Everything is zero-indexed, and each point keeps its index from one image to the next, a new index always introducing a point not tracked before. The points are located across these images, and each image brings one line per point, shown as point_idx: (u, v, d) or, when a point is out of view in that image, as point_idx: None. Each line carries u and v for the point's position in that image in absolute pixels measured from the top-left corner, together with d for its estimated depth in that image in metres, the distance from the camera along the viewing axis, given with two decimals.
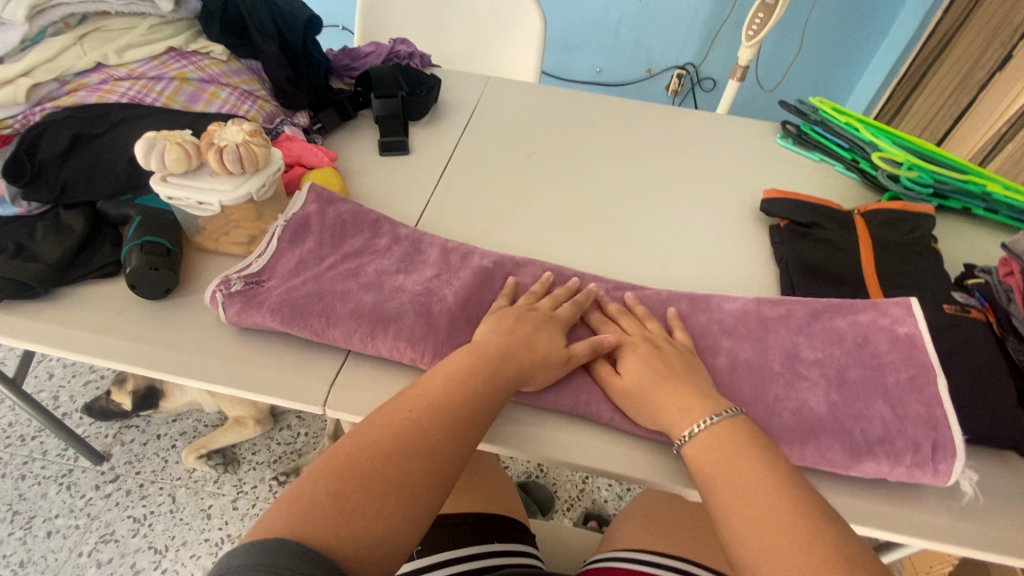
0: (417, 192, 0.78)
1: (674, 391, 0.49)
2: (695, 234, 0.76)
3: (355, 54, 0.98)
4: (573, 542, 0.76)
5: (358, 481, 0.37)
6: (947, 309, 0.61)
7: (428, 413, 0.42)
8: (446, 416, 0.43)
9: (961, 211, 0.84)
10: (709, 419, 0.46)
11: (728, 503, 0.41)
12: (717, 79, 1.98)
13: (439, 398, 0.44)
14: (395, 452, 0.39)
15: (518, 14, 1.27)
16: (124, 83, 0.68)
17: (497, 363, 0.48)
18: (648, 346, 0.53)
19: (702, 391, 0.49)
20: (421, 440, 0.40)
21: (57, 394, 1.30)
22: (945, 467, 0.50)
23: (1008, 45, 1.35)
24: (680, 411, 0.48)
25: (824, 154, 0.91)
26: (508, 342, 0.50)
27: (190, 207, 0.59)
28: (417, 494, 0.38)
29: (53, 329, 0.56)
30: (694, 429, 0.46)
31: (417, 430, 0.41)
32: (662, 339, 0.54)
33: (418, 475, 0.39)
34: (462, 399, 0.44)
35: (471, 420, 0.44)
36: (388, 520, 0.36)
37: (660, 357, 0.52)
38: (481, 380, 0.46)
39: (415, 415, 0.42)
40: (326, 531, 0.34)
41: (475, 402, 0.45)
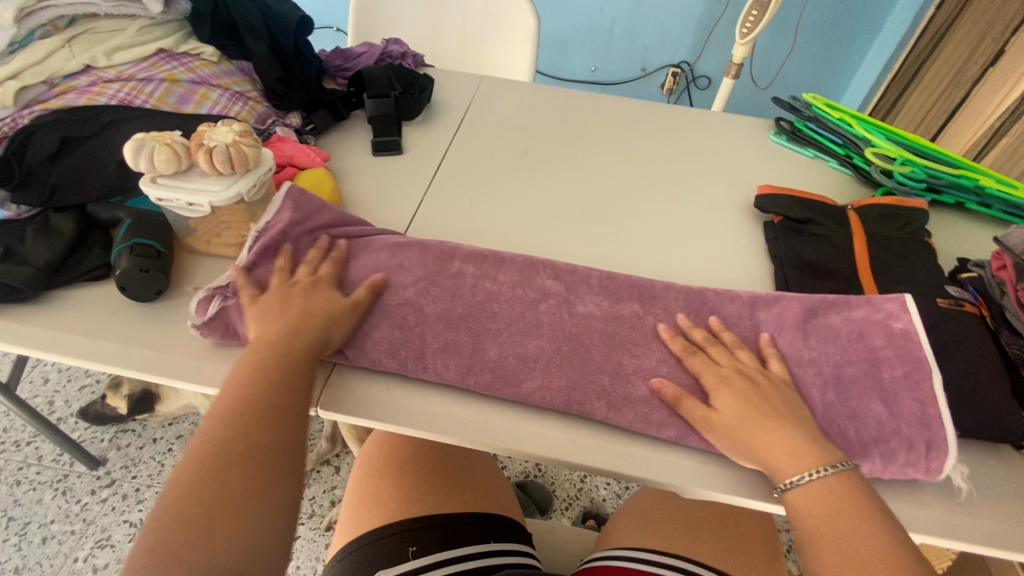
0: (411, 192, 0.78)
1: (783, 435, 0.48)
2: (689, 230, 0.76)
3: (348, 54, 0.97)
4: (570, 541, 0.75)
5: (200, 501, 0.38)
6: (941, 303, 0.61)
7: (232, 418, 0.43)
8: (251, 410, 0.44)
9: (955, 205, 0.84)
10: (820, 469, 0.46)
11: (835, 564, 0.42)
12: (712, 77, 1.98)
13: (232, 403, 0.44)
14: (210, 468, 0.39)
15: (512, 13, 1.27)
16: (113, 85, 0.67)
17: (285, 350, 0.49)
18: (744, 381, 0.52)
19: (811, 437, 0.48)
20: (236, 444, 0.41)
21: (52, 399, 1.29)
22: (937, 464, 0.50)
23: (1001, 40, 1.35)
24: (788, 455, 0.47)
25: (818, 150, 0.91)
26: (292, 327, 0.51)
27: (180, 209, 0.59)
28: (259, 494, 0.40)
29: (42, 332, 0.56)
30: (805, 477, 0.46)
31: (230, 435, 0.42)
32: (758, 372, 0.53)
33: (246, 474, 0.40)
34: (262, 392, 0.45)
35: (281, 404, 0.45)
36: (236, 532, 0.38)
37: (762, 394, 0.51)
38: (272, 369, 0.47)
39: (219, 424, 0.42)
40: (194, 554, 0.36)
41: (271, 388, 0.46)
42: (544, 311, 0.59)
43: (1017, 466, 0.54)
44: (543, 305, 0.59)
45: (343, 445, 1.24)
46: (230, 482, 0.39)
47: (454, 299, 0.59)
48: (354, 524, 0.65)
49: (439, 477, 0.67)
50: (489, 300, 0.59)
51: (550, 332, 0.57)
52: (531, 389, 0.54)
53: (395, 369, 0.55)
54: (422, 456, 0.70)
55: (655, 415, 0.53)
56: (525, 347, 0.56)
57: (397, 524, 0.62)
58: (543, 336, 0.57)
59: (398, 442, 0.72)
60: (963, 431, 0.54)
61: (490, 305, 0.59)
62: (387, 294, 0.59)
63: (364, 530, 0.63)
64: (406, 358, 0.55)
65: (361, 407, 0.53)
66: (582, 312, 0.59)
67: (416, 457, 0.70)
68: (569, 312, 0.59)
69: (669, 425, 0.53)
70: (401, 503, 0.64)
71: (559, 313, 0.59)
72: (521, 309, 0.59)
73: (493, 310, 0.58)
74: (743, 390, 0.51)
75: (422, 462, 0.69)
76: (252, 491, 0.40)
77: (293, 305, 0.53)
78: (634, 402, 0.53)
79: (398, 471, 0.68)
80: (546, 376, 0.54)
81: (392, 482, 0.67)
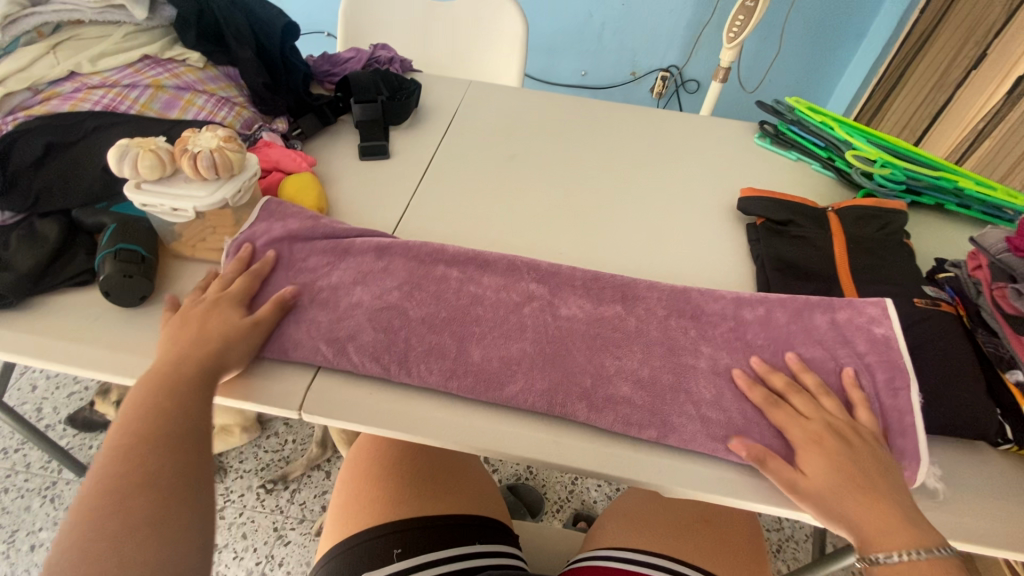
0: (397, 197, 0.78)
1: (870, 509, 0.46)
2: (674, 231, 0.77)
3: (335, 60, 0.98)
4: (557, 543, 0.76)
5: (103, 529, 0.37)
6: (918, 303, 0.62)
7: (122, 452, 0.42)
8: (145, 439, 0.43)
9: (935, 206, 0.85)
10: (914, 550, 0.44)
11: None
12: (701, 81, 2.00)
13: (120, 438, 0.43)
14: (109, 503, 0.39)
15: (500, 18, 1.28)
16: (98, 91, 0.68)
17: (178, 377, 0.48)
18: (834, 441, 0.50)
19: (905, 515, 0.46)
20: (133, 475, 0.41)
21: (40, 406, 1.28)
22: (909, 473, 0.51)
23: (984, 43, 1.38)
24: (875, 530, 0.45)
25: (801, 153, 0.92)
26: (188, 353, 0.50)
27: (165, 214, 0.59)
28: (164, 520, 0.39)
29: (25, 339, 0.56)
30: (892, 555, 0.44)
31: (125, 468, 0.41)
32: (850, 430, 0.51)
33: (147, 502, 0.39)
34: (156, 421, 0.44)
35: (177, 430, 0.45)
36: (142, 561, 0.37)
37: (854, 460, 0.49)
38: (161, 394, 0.46)
39: (112, 459, 0.41)
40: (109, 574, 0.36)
41: (164, 416, 0.45)
42: (527, 313, 0.59)
43: (994, 463, 0.55)
44: (526, 308, 0.60)
45: (334, 449, 1.24)
46: (130, 513, 0.38)
47: (438, 302, 0.59)
48: (340, 528, 0.65)
49: (425, 480, 0.68)
50: (473, 303, 0.60)
51: (533, 334, 0.58)
52: (514, 391, 0.54)
53: (378, 372, 0.56)
54: (408, 459, 0.70)
55: (636, 416, 0.53)
56: (509, 349, 0.57)
57: (382, 527, 0.62)
58: (526, 338, 0.57)
59: (385, 445, 0.72)
60: (939, 429, 0.55)
61: (474, 308, 0.59)
62: (372, 298, 0.59)
63: (349, 533, 0.63)
64: (389, 362, 0.56)
65: (336, 408, 0.54)
66: (565, 314, 0.60)
67: (402, 460, 0.70)
68: (553, 315, 0.60)
69: (650, 425, 0.53)
70: (387, 506, 0.65)
71: (543, 316, 0.59)
72: (505, 312, 0.59)
73: (477, 312, 0.59)
74: (835, 450, 0.49)
75: (408, 465, 0.69)
76: (157, 518, 0.39)
77: (191, 331, 0.53)
78: (615, 403, 0.54)
79: (384, 474, 0.68)
80: (529, 378, 0.55)
81: (378, 485, 0.67)
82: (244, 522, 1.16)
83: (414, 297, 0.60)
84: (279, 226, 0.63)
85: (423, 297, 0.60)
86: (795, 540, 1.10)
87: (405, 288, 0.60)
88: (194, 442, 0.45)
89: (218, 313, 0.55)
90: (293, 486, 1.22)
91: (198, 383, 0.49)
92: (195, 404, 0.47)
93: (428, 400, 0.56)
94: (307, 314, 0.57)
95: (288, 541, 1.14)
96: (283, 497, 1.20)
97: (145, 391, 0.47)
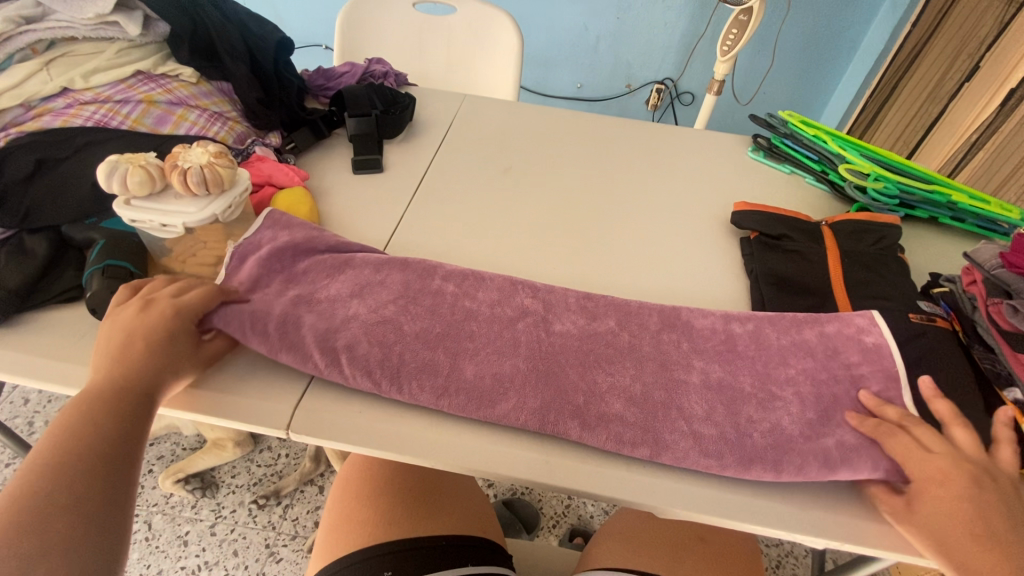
0: (391, 211, 0.78)
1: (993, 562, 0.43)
2: (669, 247, 0.77)
3: (329, 74, 0.98)
4: (552, 562, 0.74)
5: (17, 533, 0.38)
6: (913, 318, 0.62)
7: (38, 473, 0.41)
8: (64, 458, 0.42)
9: (929, 220, 0.85)
10: None
11: None
12: (696, 93, 2.02)
13: (40, 458, 0.42)
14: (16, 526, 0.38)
15: (495, 31, 1.29)
16: (89, 107, 0.67)
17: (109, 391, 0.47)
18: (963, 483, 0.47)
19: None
20: (49, 495, 0.40)
21: (31, 420, 1.27)
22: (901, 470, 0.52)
23: (976, 56, 1.39)
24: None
25: (795, 166, 0.92)
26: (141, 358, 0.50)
27: (154, 230, 0.58)
28: (82, 541, 0.40)
29: (9, 356, 0.55)
30: None
31: (38, 487, 0.40)
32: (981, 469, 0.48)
33: (64, 523, 0.40)
34: (79, 438, 0.44)
35: (106, 445, 0.44)
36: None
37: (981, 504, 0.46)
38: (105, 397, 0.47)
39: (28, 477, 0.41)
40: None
41: (88, 432, 0.44)
42: (520, 329, 0.59)
43: None
44: (519, 323, 0.59)
45: (327, 464, 1.23)
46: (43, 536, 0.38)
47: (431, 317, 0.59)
48: (332, 548, 0.64)
49: (418, 499, 0.67)
50: (465, 318, 0.59)
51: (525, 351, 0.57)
52: (506, 410, 0.54)
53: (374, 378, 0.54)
54: (401, 477, 0.69)
55: (629, 436, 0.53)
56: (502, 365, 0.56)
57: (374, 547, 0.61)
58: (518, 353, 0.57)
59: (377, 462, 0.71)
60: None
61: (466, 324, 0.58)
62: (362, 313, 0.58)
63: (340, 554, 0.62)
64: (381, 378, 0.54)
65: (325, 427, 0.53)
66: (557, 330, 0.59)
67: (396, 479, 0.69)
68: (545, 331, 0.59)
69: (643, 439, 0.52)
70: (379, 525, 0.63)
71: (535, 331, 0.59)
72: (497, 327, 0.59)
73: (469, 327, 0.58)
74: (960, 492, 0.46)
75: (401, 483, 0.68)
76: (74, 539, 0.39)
77: (123, 339, 0.51)
78: (607, 421, 0.53)
79: (376, 494, 0.67)
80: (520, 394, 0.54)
81: (371, 504, 0.66)
82: (236, 538, 1.14)
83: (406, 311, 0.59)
84: (273, 240, 0.63)
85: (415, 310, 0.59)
86: (794, 556, 1.08)
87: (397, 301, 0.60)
88: (120, 458, 0.45)
89: (177, 318, 0.53)
90: (285, 501, 1.20)
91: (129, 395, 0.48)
92: (123, 416, 0.47)
93: (418, 416, 0.55)
94: (301, 321, 0.57)
95: (280, 558, 1.12)
96: (276, 513, 1.18)
97: (74, 405, 0.46)
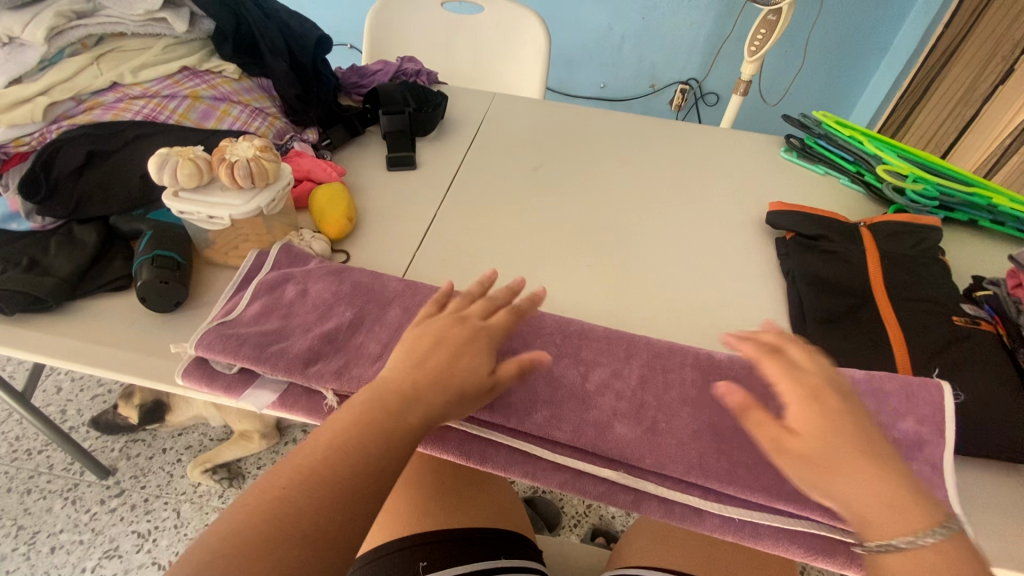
0: (425, 206, 0.79)
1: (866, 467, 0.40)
2: (706, 249, 0.76)
3: (363, 72, 1.00)
4: (581, 559, 0.75)
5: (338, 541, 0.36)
6: (958, 320, 0.61)
7: (322, 458, 0.38)
8: (344, 466, 0.38)
9: (969, 222, 0.83)
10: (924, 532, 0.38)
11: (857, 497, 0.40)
12: (720, 94, 2.00)
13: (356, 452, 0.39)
14: (328, 515, 0.36)
15: (523, 31, 1.30)
16: (138, 101, 0.69)
17: (394, 411, 0.41)
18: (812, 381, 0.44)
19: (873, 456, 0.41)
20: (333, 493, 0.37)
21: (64, 408, 1.31)
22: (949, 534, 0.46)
23: (1011, 58, 1.36)
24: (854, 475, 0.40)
25: (829, 167, 0.91)
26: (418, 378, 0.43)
27: (201, 221, 0.60)
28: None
29: (62, 340, 0.56)
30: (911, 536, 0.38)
31: (321, 482, 0.37)
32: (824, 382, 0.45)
33: (331, 556, 0.36)
34: (358, 443, 0.39)
35: (381, 463, 0.39)
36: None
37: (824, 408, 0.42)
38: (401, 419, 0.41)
39: (315, 464, 0.38)
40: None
41: (373, 442, 0.39)
42: (558, 321, 0.60)
43: None
44: (560, 318, 0.60)
45: None
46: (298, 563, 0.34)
47: (456, 442, 0.52)
48: (365, 537, 0.65)
49: (451, 491, 0.67)
50: None
51: (562, 345, 0.57)
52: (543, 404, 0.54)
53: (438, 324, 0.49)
54: (432, 472, 0.69)
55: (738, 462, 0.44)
56: (540, 451, 0.51)
57: (408, 537, 0.62)
58: (557, 348, 0.57)
59: (409, 455, 0.71)
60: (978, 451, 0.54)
61: None
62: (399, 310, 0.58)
63: (374, 543, 0.63)
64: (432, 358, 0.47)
65: None
66: (597, 328, 0.59)
67: (428, 472, 0.69)
68: (584, 328, 0.59)
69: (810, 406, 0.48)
70: (411, 516, 0.64)
71: (574, 324, 0.59)
72: (535, 323, 0.59)
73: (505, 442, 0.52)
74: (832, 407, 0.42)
75: (433, 476, 0.69)
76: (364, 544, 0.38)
77: (431, 364, 0.44)
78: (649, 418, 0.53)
79: (408, 485, 0.68)
80: (560, 388, 0.53)
81: (403, 496, 0.67)
82: None
83: (426, 437, 0.52)
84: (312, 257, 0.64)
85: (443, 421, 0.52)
86: None
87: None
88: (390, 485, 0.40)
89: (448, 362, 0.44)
90: None
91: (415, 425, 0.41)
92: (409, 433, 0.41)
93: None
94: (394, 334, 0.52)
95: None
96: None
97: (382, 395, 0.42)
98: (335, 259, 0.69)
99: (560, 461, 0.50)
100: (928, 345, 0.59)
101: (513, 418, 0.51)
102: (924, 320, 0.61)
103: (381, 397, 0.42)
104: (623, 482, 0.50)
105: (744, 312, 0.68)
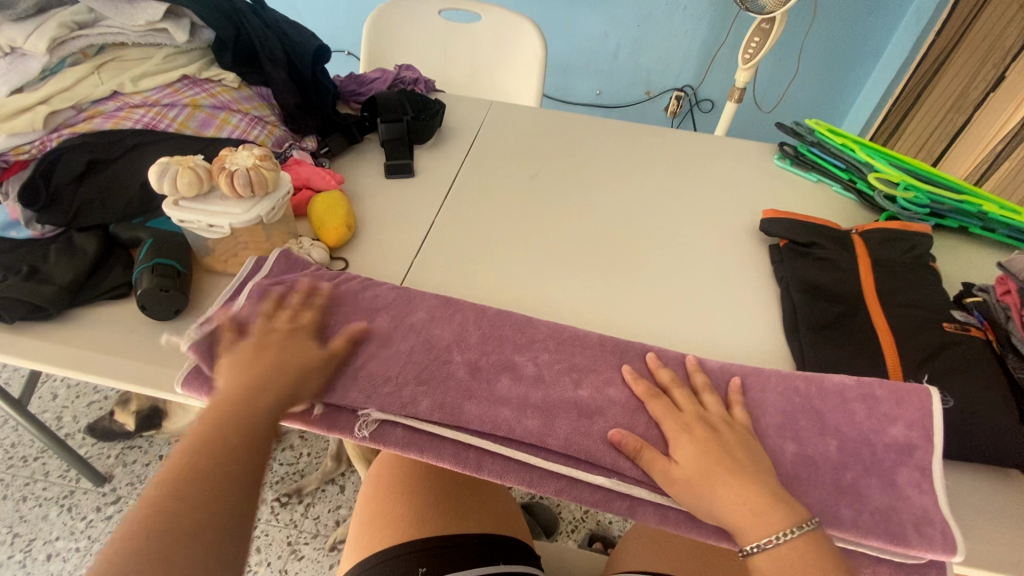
0: (423, 214, 0.80)
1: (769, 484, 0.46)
2: (701, 257, 0.77)
3: (362, 80, 1.01)
4: (579, 565, 0.75)
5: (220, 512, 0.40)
6: (947, 327, 0.62)
7: (191, 455, 0.41)
8: (216, 451, 0.42)
9: (959, 229, 0.84)
10: (785, 533, 0.44)
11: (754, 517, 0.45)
12: (716, 101, 2.02)
13: (214, 437, 0.43)
14: (207, 488, 0.40)
15: (519, 39, 1.31)
16: (139, 110, 0.70)
17: (249, 397, 0.46)
18: (705, 429, 0.50)
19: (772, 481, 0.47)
20: (212, 478, 0.40)
21: (60, 415, 1.31)
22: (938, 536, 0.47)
23: (1002, 66, 1.38)
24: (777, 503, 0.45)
25: (822, 175, 0.92)
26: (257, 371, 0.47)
27: (200, 230, 0.60)
28: (237, 550, 0.40)
29: (62, 349, 0.57)
30: (766, 541, 0.44)
31: (202, 472, 0.41)
32: (721, 421, 0.51)
33: (224, 525, 0.39)
34: (219, 432, 0.43)
35: (252, 443, 0.44)
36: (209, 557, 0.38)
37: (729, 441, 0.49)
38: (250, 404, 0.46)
39: (190, 459, 0.41)
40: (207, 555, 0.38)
41: (231, 429, 0.44)
42: (555, 329, 0.60)
43: None
44: (557, 325, 0.61)
45: (348, 463, 1.24)
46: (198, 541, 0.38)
47: (452, 450, 0.52)
48: (364, 544, 0.65)
49: (449, 497, 0.68)
50: (500, 320, 0.60)
51: (558, 352, 0.58)
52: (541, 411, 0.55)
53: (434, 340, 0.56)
54: (431, 478, 0.70)
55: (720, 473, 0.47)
56: (537, 459, 0.51)
57: (408, 544, 0.62)
58: (554, 355, 0.57)
59: (407, 462, 0.72)
60: (969, 455, 0.54)
61: (504, 327, 0.59)
62: (396, 318, 0.59)
63: (373, 550, 0.63)
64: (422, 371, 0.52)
65: None
66: (593, 335, 0.60)
67: (426, 478, 0.70)
68: (580, 335, 0.60)
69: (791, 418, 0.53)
70: (410, 522, 0.64)
71: (571, 332, 0.60)
72: (532, 331, 0.59)
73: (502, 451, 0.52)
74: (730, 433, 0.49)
75: (431, 483, 0.69)
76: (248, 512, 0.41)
77: (270, 355, 0.49)
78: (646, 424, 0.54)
79: (407, 491, 0.68)
80: (557, 395, 0.54)
81: (402, 502, 0.67)
82: (258, 535, 1.16)
83: (421, 445, 0.52)
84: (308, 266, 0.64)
85: (439, 429, 0.52)
86: None
87: (411, 425, 0.53)
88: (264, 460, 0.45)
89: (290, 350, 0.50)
90: (307, 499, 1.22)
91: (273, 404, 0.47)
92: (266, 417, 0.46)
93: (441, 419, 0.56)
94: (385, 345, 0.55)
95: (302, 556, 1.13)
96: (298, 511, 1.20)
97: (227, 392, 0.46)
98: (333, 267, 0.69)
99: (556, 468, 0.51)
100: (918, 352, 0.60)
101: (511, 425, 0.52)
102: (916, 327, 0.62)
103: (235, 391, 0.46)
104: (619, 489, 0.50)
105: (739, 319, 0.69)
